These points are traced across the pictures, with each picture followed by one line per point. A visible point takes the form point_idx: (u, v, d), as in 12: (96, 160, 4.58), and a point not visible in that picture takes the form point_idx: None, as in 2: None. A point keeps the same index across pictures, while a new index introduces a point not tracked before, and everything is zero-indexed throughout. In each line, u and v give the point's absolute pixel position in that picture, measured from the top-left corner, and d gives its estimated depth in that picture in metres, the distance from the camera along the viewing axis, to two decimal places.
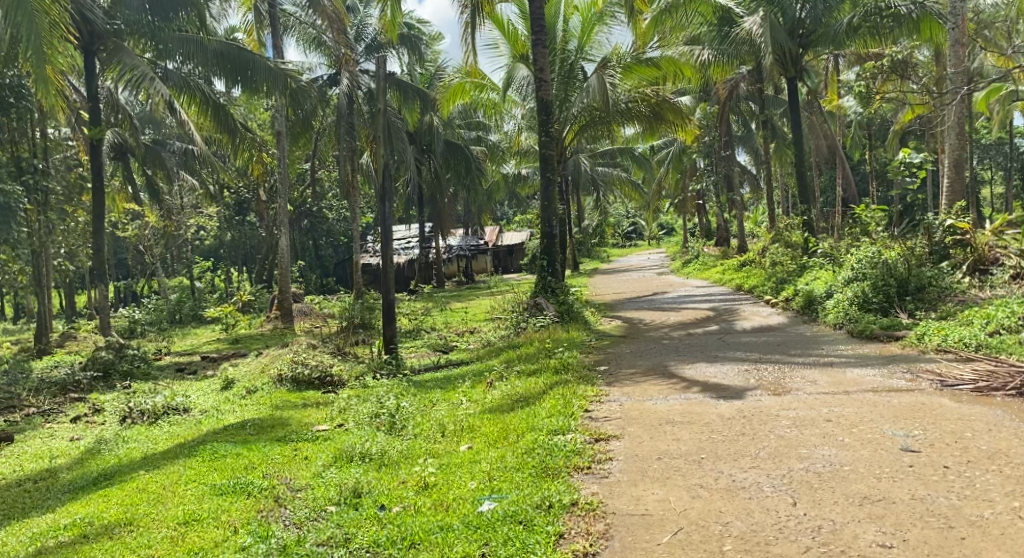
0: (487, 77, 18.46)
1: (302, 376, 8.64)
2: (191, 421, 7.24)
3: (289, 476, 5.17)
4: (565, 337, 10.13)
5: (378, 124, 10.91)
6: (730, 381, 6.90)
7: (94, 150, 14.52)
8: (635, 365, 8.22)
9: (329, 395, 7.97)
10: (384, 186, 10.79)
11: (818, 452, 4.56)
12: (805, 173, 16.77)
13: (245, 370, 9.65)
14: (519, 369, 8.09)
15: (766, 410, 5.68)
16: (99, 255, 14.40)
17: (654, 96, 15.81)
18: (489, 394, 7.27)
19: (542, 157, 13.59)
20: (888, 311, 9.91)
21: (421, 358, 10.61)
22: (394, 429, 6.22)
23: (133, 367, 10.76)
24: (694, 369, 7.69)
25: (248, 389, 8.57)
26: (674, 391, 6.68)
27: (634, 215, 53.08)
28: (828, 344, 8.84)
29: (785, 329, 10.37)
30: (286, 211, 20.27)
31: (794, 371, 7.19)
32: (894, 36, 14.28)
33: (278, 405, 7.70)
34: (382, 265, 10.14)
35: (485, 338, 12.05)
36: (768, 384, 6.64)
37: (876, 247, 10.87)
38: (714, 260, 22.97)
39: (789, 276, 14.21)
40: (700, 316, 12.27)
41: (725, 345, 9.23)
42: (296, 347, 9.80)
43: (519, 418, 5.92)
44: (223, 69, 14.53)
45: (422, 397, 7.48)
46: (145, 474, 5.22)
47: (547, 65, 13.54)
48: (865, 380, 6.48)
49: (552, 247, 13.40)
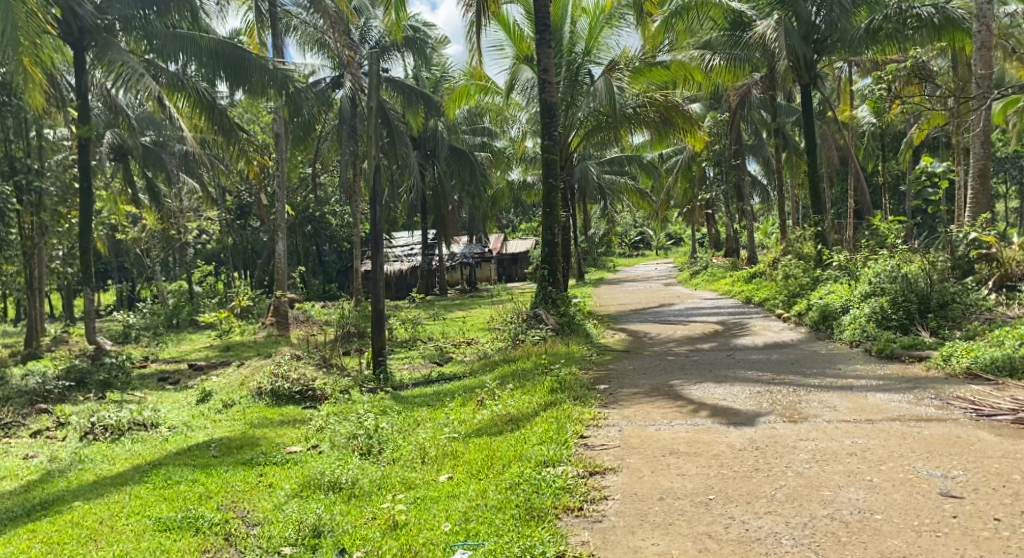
0: (491, 79, 17.93)
1: (281, 390, 8.13)
2: (157, 438, 6.69)
3: (246, 509, 4.62)
4: (564, 351, 9.57)
5: (373, 124, 10.37)
6: (741, 404, 6.33)
7: (83, 148, 14.05)
8: (637, 384, 7.63)
9: (308, 411, 7.43)
10: (376, 189, 10.26)
11: (844, 495, 4.01)
12: (818, 183, 16.19)
13: (225, 382, 9.11)
14: (512, 387, 7.54)
15: (782, 440, 5.12)
16: (87, 257, 13.93)
17: (663, 101, 15.27)
18: (479, 414, 6.71)
19: (545, 162, 13.08)
20: (909, 328, 9.35)
21: (413, 371, 10.10)
22: (372, 455, 5.67)
23: (111, 377, 10.21)
24: (700, 390, 7.12)
25: (224, 403, 8.02)
26: (680, 415, 6.12)
27: (642, 225, 52.50)
28: (845, 364, 8.26)
29: (798, 346, 9.80)
30: (285, 215, 19.75)
31: (811, 393, 6.63)
32: (915, 43, 13.71)
33: (253, 422, 7.16)
34: (372, 272, 9.63)
35: (482, 351, 11.50)
36: (783, 409, 6.07)
37: (895, 260, 10.31)
38: (723, 271, 22.37)
39: (801, 290, 13.61)
40: (708, 331, 11.67)
41: (734, 363, 8.66)
42: (279, 358, 9.26)
43: (509, 443, 5.36)
44: (217, 69, 13.96)
45: (406, 416, 6.91)
46: (84, 504, 4.69)
47: (552, 67, 13.01)
48: (890, 406, 5.89)
49: (553, 256, 12.89)
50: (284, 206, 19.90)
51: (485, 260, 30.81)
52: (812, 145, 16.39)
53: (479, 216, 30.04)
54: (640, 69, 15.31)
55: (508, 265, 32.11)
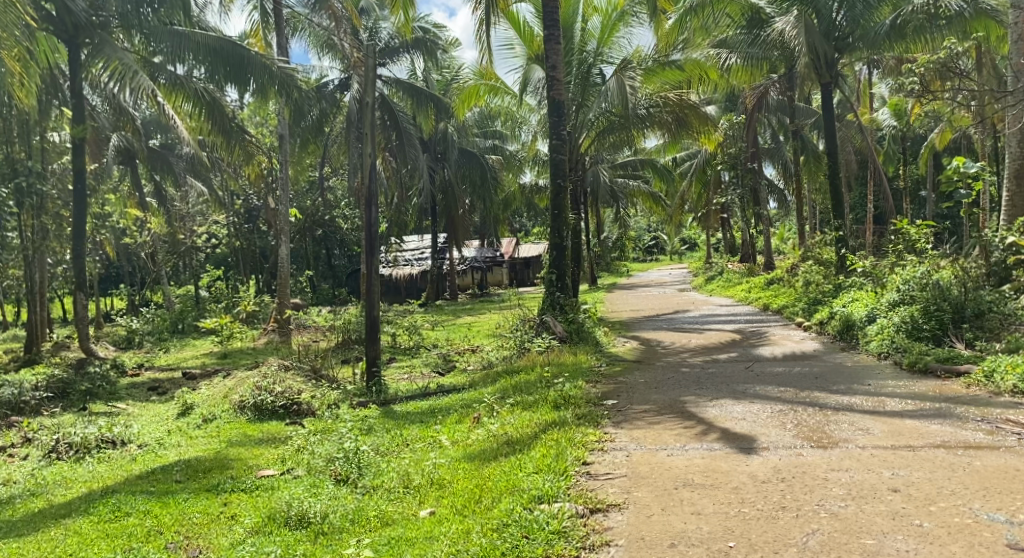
0: (501, 80, 17.39)
1: (265, 404, 7.61)
2: (123, 457, 6.17)
3: (198, 548, 4.09)
4: (570, 363, 8.97)
5: (367, 121, 9.67)
6: (762, 426, 5.71)
7: (77, 150, 13.63)
8: (648, 400, 7.02)
9: (291, 428, 6.89)
10: (371, 188, 9.62)
11: (891, 546, 3.49)
12: (839, 186, 15.52)
13: (208, 394, 8.57)
14: (513, 402, 6.98)
15: (811, 469, 4.53)
16: (80, 261, 13.51)
17: (677, 101, 14.61)
18: (474, 433, 6.15)
19: (554, 163, 12.50)
20: (942, 340, 8.74)
21: (411, 382, 9.56)
22: (349, 483, 5.11)
23: (95, 387, 9.72)
24: (717, 408, 6.50)
25: (204, 418, 7.51)
26: (694, 438, 5.52)
27: (656, 229, 51.75)
28: (875, 379, 7.62)
29: (822, 357, 9.19)
30: (288, 218, 19.27)
31: (840, 413, 6.03)
32: (942, 39, 13.01)
33: (231, 440, 6.63)
34: (367, 276, 9.11)
35: (486, 359, 10.93)
36: (810, 432, 5.45)
37: (925, 268, 9.69)
38: (739, 277, 21.69)
39: (823, 298, 12.94)
40: (725, 340, 11.02)
41: (754, 377, 8.02)
42: (266, 367, 8.71)
43: (502, 471, 4.79)
44: (216, 67, 13.35)
45: (395, 437, 6.35)
46: (16, 544, 4.18)
47: (560, 64, 12.45)
48: (932, 429, 5.29)
49: (562, 260, 12.28)
50: (288, 210, 19.45)
51: (496, 265, 30.24)
52: (833, 147, 15.70)
53: (490, 220, 29.48)
54: (653, 69, 14.76)
55: (519, 270, 31.31)
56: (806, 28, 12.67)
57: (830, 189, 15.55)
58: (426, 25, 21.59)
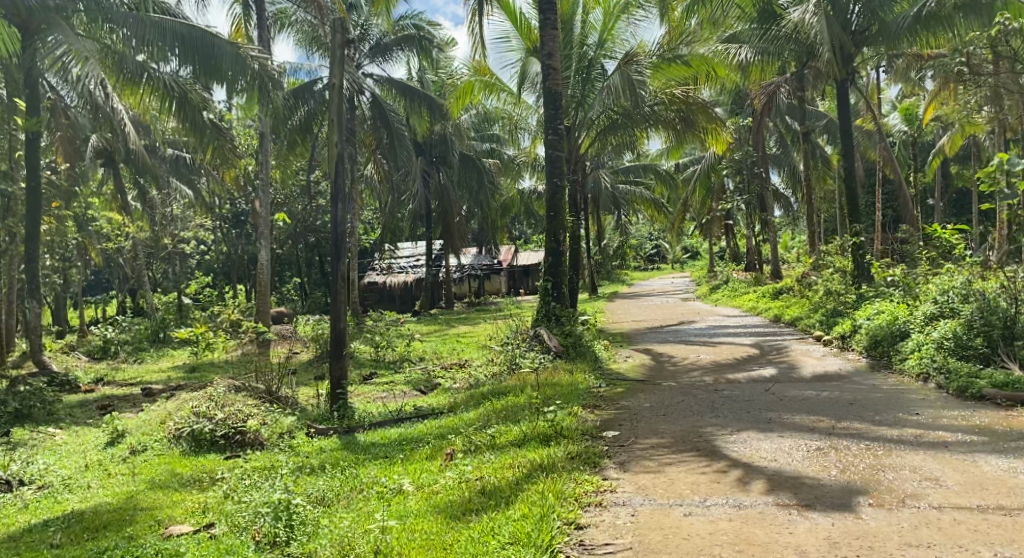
0: (496, 76, 16.29)
1: (202, 433, 6.46)
2: (12, 506, 5.07)
3: None
4: (565, 383, 7.83)
5: (333, 105, 8.11)
6: (800, 471, 4.58)
7: (30, 146, 12.47)
8: (656, 433, 5.87)
9: (229, 465, 5.75)
10: (338, 183, 8.14)
11: None
12: (856, 192, 14.41)
13: (146, 418, 7.42)
14: (494, 434, 5.84)
15: (877, 544, 3.48)
16: (33, 268, 12.36)
17: (683, 97, 13.28)
18: (440, 477, 5.03)
19: (549, 161, 11.43)
20: (992, 359, 7.63)
21: (384, 404, 8.43)
22: (272, 551, 3.99)
23: (28, 408, 8.60)
24: (741, 444, 5.36)
25: (131, 449, 6.38)
26: (719, 486, 4.40)
27: (657, 238, 50.60)
28: (924, 406, 6.51)
29: (852, 378, 8.08)
30: (269, 220, 18.17)
31: (893, 452, 4.92)
32: (967, 31, 11.93)
33: (154, 479, 5.49)
34: (333, 284, 7.90)
35: (472, 376, 9.77)
36: (863, 482, 4.32)
37: (966, 278, 8.60)
38: (745, 286, 20.52)
39: (843, 309, 11.80)
40: (740, 355, 9.89)
41: (778, 402, 6.90)
42: (212, 389, 7.52)
43: (467, 541, 3.73)
44: (182, 58, 11.73)
45: (344, 480, 5.23)
46: None
47: (557, 51, 11.32)
48: (1021, 480, 4.19)
49: (558, 267, 11.16)
50: (268, 214, 18.29)
51: (493, 273, 29.13)
52: (850, 150, 14.57)
53: (487, 227, 28.42)
54: (658, 64, 13.62)
55: (517, 278, 30.14)
56: (825, 16, 11.51)
57: (845, 193, 14.45)
58: (417, 23, 20.15)
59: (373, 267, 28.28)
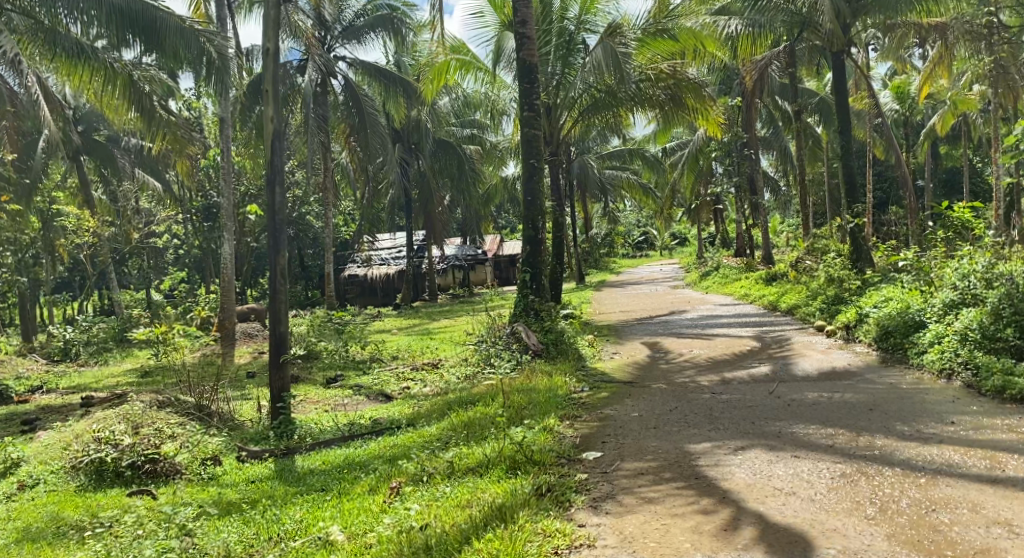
0: (471, 53, 15.16)
1: (105, 464, 5.43)
2: None
3: None
4: (542, 388, 6.86)
5: (268, 74, 7.04)
6: (830, 509, 3.69)
7: None
8: (648, 451, 4.95)
9: (128, 503, 4.74)
10: (275, 166, 6.98)
11: None
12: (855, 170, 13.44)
13: (52, 442, 6.38)
14: (452, 459, 4.82)
15: None
16: None
17: (670, 71, 12.12)
18: (376, 525, 4.00)
19: (527, 139, 10.27)
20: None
21: (337, 416, 7.39)
22: None
23: None
24: (748, 467, 4.42)
25: (22, 485, 5.37)
26: (728, 534, 3.53)
27: (645, 224, 49.78)
28: (957, 411, 5.62)
29: (863, 375, 7.19)
30: (233, 212, 16.93)
31: (937, 479, 4.04)
32: None
33: (28, 529, 4.45)
34: (274, 284, 6.86)
35: (443, 379, 8.75)
36: (914, 528, 3.46)
37: (988, 262, 7.69)
38: (736, 272, 19.52)
39: (846, 295, 10.84)
40: (738, 350, 8.96)
41: (786, 407, 5.97)
42: (130, 406, 6.49)
43: None
44: (123, 33, 9.86)
45: (260, 530, 4.18)
46: None
47: (532, 18, 10.20)
48: None
49: (537, 256, 10.14)
50: (232, 206, 17.05)
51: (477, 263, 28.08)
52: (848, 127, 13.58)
53: (469, 216, 27.37)
54: (644, 38, 12.22)
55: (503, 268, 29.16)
56: None
57: (842, 173, 13.46)
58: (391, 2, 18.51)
59: (351, 260, 27.15)
